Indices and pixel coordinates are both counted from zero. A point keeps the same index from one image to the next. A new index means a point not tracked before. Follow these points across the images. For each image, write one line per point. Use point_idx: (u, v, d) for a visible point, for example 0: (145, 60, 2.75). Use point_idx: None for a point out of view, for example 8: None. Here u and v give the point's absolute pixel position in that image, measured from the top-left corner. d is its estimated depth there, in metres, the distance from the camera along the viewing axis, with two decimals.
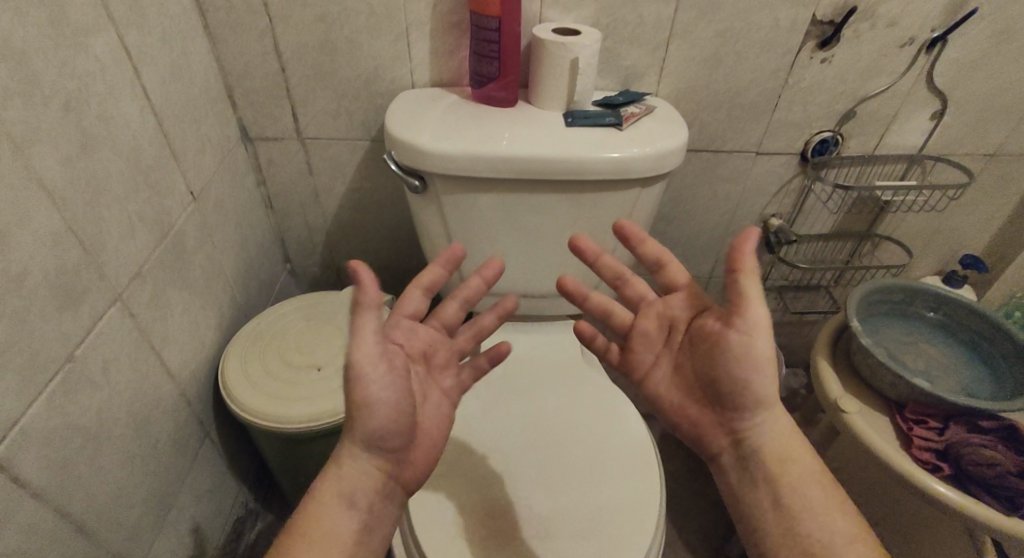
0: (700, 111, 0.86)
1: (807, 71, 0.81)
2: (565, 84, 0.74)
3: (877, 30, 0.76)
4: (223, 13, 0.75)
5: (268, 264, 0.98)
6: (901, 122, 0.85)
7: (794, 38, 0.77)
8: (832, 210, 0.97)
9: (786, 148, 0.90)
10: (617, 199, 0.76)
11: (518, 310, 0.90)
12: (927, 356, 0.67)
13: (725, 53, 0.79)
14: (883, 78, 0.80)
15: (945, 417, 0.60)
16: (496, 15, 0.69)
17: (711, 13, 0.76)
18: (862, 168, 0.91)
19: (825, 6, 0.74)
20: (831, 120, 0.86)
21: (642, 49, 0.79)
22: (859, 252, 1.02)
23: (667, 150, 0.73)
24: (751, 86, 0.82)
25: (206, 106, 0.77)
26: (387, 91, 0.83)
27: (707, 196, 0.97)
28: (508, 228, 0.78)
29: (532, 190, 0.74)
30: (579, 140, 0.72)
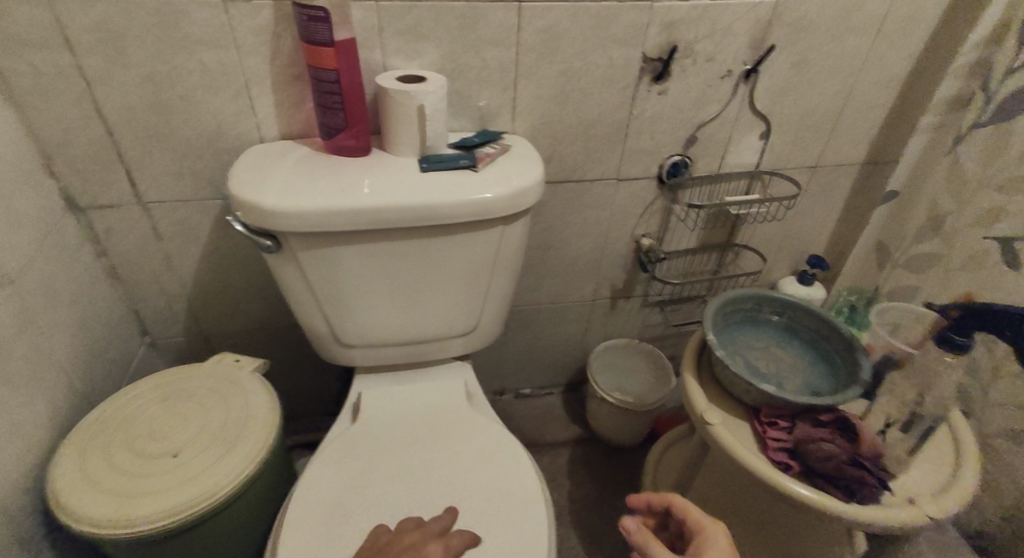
0: (557, 145, 0.89)
1: (647, 103, 0.86)
2: (416, 130, 0.73)
3: (700, 64, 0.83)
4: (26, 78, 0.68)
5: (119, 343, 0.89)
6: (737, 144, 0.93)
7: (629, 74, 0.83)
8: (694, 226, 1.04)
9: (643, 173, 0.95)
10: (481, 239, 0.77)
11: (402, 357, 0.87)
12: (776, 358, 0.73)
13: (570, 91, 0.83)
14: (713, 105, 0.88)
15: (793, 417, 0.65)
16: (332, 67, 0.67)
17: (550, 55, 0.79)
18: (712, 186, 0.98)
19: (651, 44, 0.80)
20: (677, 145, 0.92)
21: (491, 90, 0.81)
22: (724, 262, 1.10)
23: (524, 187, 0.74)
24: (599, 119, 0.87)
25: (14, 180, 0.69)
26: (233, 148, 0.79)
27: (579, 224, 1.00)
28: (376, 278, 0.77)
29: (394, 238, 0.73)
30: (434, 185, 0.72)
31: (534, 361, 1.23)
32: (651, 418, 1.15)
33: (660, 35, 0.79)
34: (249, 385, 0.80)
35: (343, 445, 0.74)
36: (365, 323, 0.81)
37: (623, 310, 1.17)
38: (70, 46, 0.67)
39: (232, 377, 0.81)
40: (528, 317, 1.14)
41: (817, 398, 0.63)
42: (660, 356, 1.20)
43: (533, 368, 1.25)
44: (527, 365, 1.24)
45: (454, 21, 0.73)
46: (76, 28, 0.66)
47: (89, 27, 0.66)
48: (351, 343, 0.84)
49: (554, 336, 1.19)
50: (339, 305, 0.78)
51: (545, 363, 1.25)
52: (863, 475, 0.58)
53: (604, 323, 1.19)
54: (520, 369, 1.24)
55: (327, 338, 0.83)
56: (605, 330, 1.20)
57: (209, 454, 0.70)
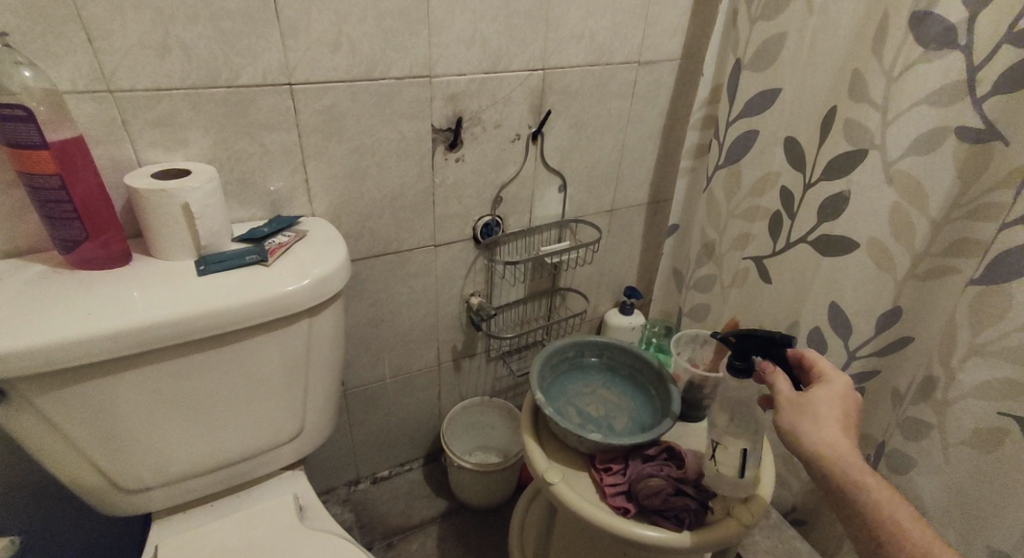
0: (365, 221, 0.86)
1: (447, 171, 0.88)
2: (185, 231, 0.65)
3: (489, 131, 0.86)
4: None
5: None
6: (540, 198, 0.99)
7: (424, 145, 0.83)
8: (519, 278, 1.07)
9: (458, 236, 0.96)
10: (283, 339, 0.69)
11: (213, 488, 0.74)
12: (603, 399, 0.76)
13: (366, 166, 0.81)
14: (511, 166, 0.92)
15: (625, 457, 0.68)
16: (52, 172, 0.56)
17: (336, 134, 0.76)
18: (526, 239, 1.03)
19: (438, 116, 0.81)
20: (486, 206, 0.95)
21: (279, 175, 0.76)
22: (554, 306, 1.15)
23: (324, 276, 0.69)
24: (403, 191, 0.86)
25: None
26: None
27: (404, 294, 0.97)
28: (158, 406, 0.64)
29: (171, 357, 0.62)
30: (214, 289, 0.63)
31: (387, 441, 1.15)
32: (515, 473, 1.13)
33: (445, 108, 0.81)
34: None
35: None
36: (154, 461, 0.67)
37: (468, 370, 1.15)
38: None
39: None
40: (371, 397, 1.06)
41: (640, 436, 0.67)
42: (512, 408, 1.19)
43: (387, 448, 1.17)
44: (380, 446, 1.15)
45: (217, 109, 0.67)
46: None
47: None
48: (140, 488, 0.69)
49: (404, 411, 1.13)
50: (114, 448, 0.64)
51: (400, 440, 1.17)
52: (685, 503, 0.62)
53: (453, 386, 1.16)
54: (374, 453, 1.15)
55: (105, 489, 0.67)
56: (456, 393, 1.17)
57: None
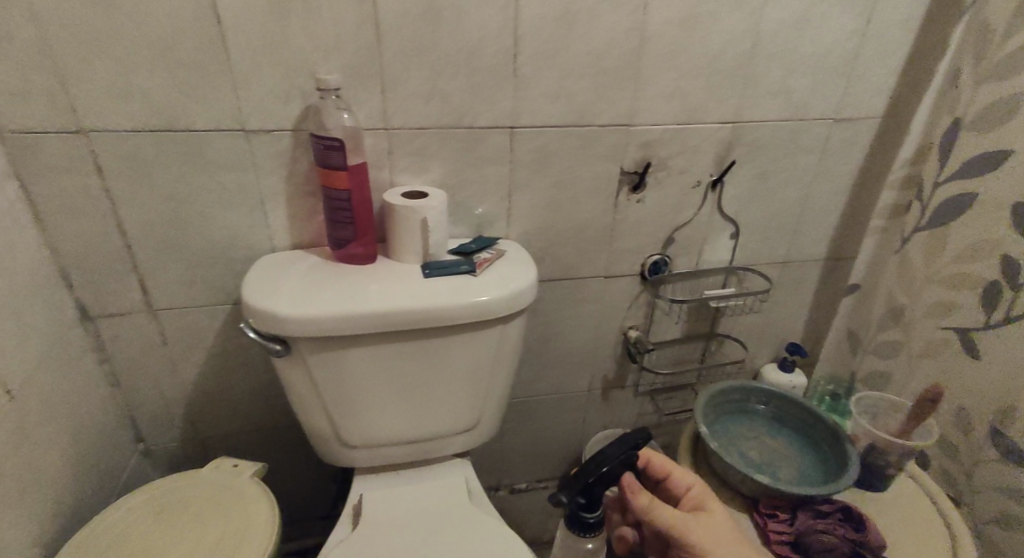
0: (549, 247, 0.96)
1: (629, 210, 0.95)
2: (419, 241, 0.80)
3: (674, 176, 0.93)
4: (56, 200, 0.73)
5: (110, 451, 0.87)
6: (712, 243, 1.02)
7: (612, 185, 0.92)
8: (679, 318, 1.09)
9: (628, 270, 1.02)
10: (480, 341, 0.80)
11: (401, 459, 0.87)
12: (768, 448, 0.76)
13: (559, 199, 0.92)
14: (688, 210, 0.97)
15: (794, 507, 0.67)
16: (345, 187, 0.74)
17: (541, 170, 0.88)
18: (692, 281, 1.05)
19: (630, 160, 0.90)
20: (658, 245, 1.00)
21: (489, 201, 0.89)
22: (710, 350, 1.15)
23: (519, 290, 0.79)
24: (586, 224, 0.95)
25: (33, 293, 0.72)
26: (246, 257, 0.84)
27: (570, 318, 1.05)
28: (380, 380, 0.78)
29: (398, 341, 0.76)
30: (436, 290, 0.76)
31: (530, 455, 1.23)
32: None
33: (637, 153, 0.90)
34: (249, 494, 0.79)
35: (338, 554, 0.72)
36: (367, 426, 0.82)
37: (615, 400, 1.19)
38: (102, 171, 0.72)
39: (233, 486, 0.80)
40: (524, 409, 1.15)
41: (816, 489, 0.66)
42: (655, 446, 1.20)
43: (529, 461, 1.24)
44: (524, 458, 1.23)
45: (455, 144, 0.83)
46: (110, 157, 0.72)
47: (118, 152, 0.72)
48: (352, 446, 0.84)
49: (550, 428, 1.20)
50: (343, 407, 0.80)
51: (542, 456, 1.24)
52: None
53: (598, 414, 1.21)
54: (517, 463, 1.23)
55: (329, 440, 0.83)
56: (600, 421, 1.22)
57: None
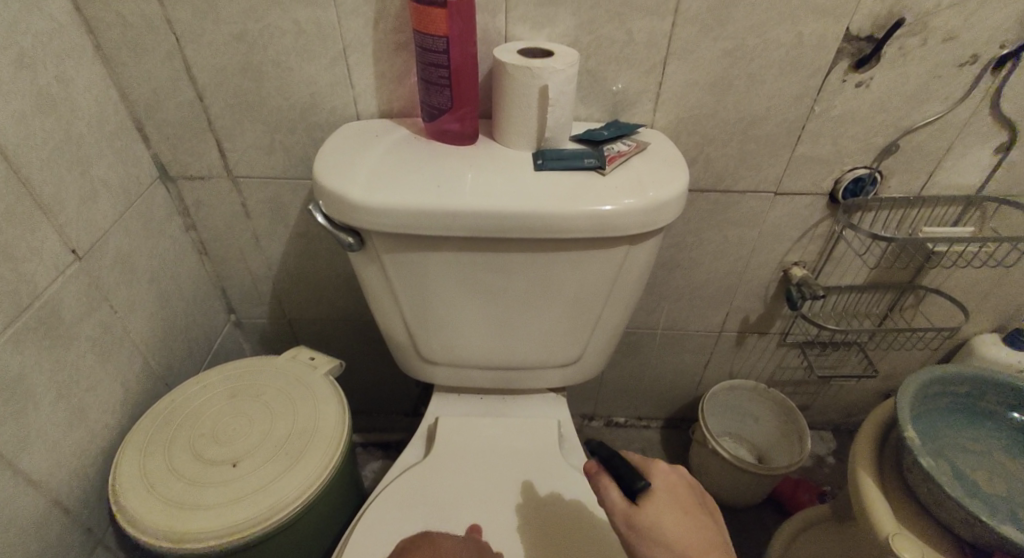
0: (706, 145, 0.71)
1: (837, 99, 0.65)
2: (534, 119, 0.59)
3: (927, 48, 0.61)
4: (119, 31, 0.61)
5: (202, 321, 0.85)
6: (956, 158, 0.70)
7: (823, 57, 0.62)
8: (869, 259, 0.81)
9: (812, 188, 0.74)
10: (600, 262, 0.61)
11: (487, 382, 0.75)
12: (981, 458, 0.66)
13: (736, 76, 0.64)
14: (934, 104, 0.65)
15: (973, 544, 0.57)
16: (442, 34, 0.54)
17: (717, 28, 0.61)
18: (904, 212, 0.75)
19: (862, 16, 0.59)
20: (868, 155, 0.70)
21: (633, 71, 0.65)
22: (900, 306, 0.86)
23: (660, 200, 0.57)
24: (766, 117, 0.68)
25: (102, 141, 0.63)
26: (328, 124, 0.70)
27: (715, 242, 0.81)
28: (467, 292, 0.64)
29: (491, 249, 0.59)
30: (549, 188, 0.57)
31: (633, 391, 1.07)
32: (774, 485, 0.94)
33: (878, 5, 0.58)
34: (320, 391, 0.72)
35: (410, 481, 0.64)
36: (451, 341, 0.69)
37: (751, 348, 0.97)
38: None
39: (304, 380, 0.73)
40: (636, 342, 0.97)
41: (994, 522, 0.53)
42: (792, 406, 0.97)
43: (631, 397, 1.09)
44: (625, 393, 1.08)
45: None
46: None
47: None
48: (433, 360, 0.72)
49: (662, 366, 1.01)
50: (425, 317, 0.67)
51: (647, 395, 1.08)
52: None
53: (725, 360, 0.99)
54: (616, 397, 1.09)
55: (407, 350, 0.72)
56: (726, 368, 1.01)
57: (270, 471, 0.62)
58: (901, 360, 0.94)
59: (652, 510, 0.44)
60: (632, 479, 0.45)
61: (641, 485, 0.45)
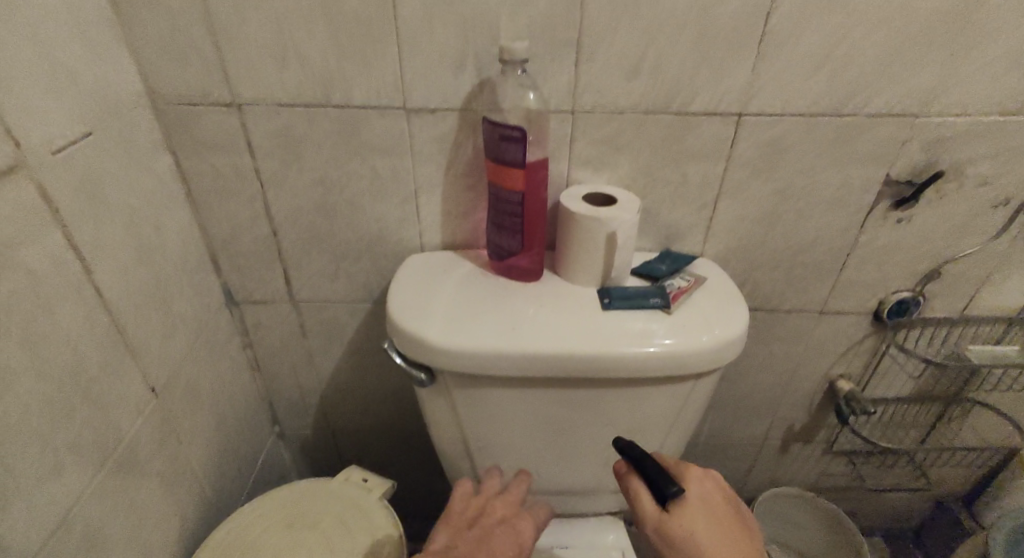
0: (754, 270, 0.74)
1: (880, 232, 0.69)
2: (599, 261, 0.62)
3: (964, 191, 0.65)
4: (208, 179, 0.66)
5: (250, 436, 0.85)
6: (995, 283, 0.72)
7: (866, 197, 0.66)
8: (915, 373, 0.82)
9: (857, 308, 0.77)
10: (666, 395, 0.62)
11: (543, 506, 0.74)
12: None
13: (783, 213, 0.68)
14: (973, 237, 0.69)
15: None
16: (518, 189, 0.58)
17: (767, 173, 0.65)
18: (949, 330, 0.77)
19: (902, 164, 0.64)
20: (910, 280, 0.73)
21: (686, 207, 0.69)
22: (948, 418, 0.86)
23: (727, 341, 0.59)
24: (812, 247, 0.71)
25: (183, 278, 0.66)
26: (392, 254, 0.73)
27: (762, 357, 0.83)
28: (534, 423, 0.64)
29: (563, 385, 0.60)
30: (620, 329, 0.59)
31: None
32: None
33: (917, 156, 0.63)
34: (377, 519, 0.70)
35: None
36: (512, 469, 0.69)
37: (797, 455, 0.96)
38: (253, 150, 0.64)
39: (360, 506, 0.72)
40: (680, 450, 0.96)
41: None
42: (841, 517, 0.94)
43: None
44: None
45: (657, 136, 0.63)
46: (261, 134, 0.63)
47: (270, 129, 0.62)
48: None
49: None
50: (488, 447, 0.67)
51: None
52: None
53: (770, 466, 0.98)
54: None
55: (465, 476, 0.72)
56: (771, 474, 0.99)
57: None
58: (951, 469, 0.93)
59: (685, 517, 0.46)
60: (662, 486, 0.47)
61: (672, 494, 0.46)
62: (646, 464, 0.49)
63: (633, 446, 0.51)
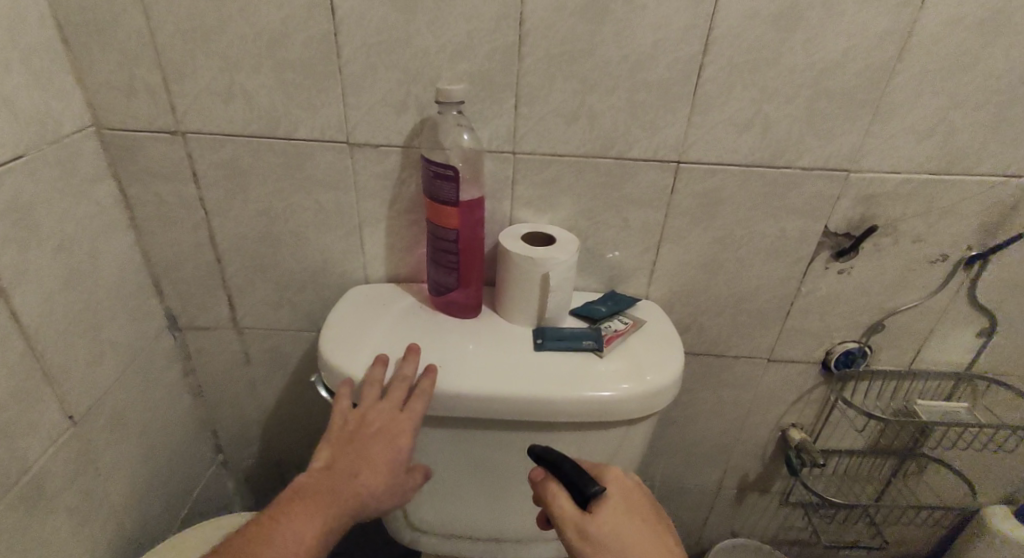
0: (700, 315, 0.74)
1: (822, 282, 0.69)
2: (535, 301, 0.62)
3: (902, 245, 0.65)
4: (152, 205, 0.66)
5: (186, 466, 0.83)
6: (940, 338, 0.72)
7: (805, 247, 0.67)
8: (866, 426, 0.80)
9: (804, 357, 0.76)
10: (598, 441, 0.61)
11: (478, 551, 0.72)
12: None
13: (725, 260, 0.69)
14: (914, 291, 0.69)
15: None
16: (453, 227, 0.58)
17: (707, 220, 0.66)
18: (897, 384, 0.76)
19: (839, 217, 0.64)
20: (855, 331, 0.73)
21: (629, 249, 0.69)
22: (903, 473, 0.84)
23: (659, 387, 0.58)
24: (755, 294, 0.71)
25: (118, 303, 0.66)
26: (337, 284, 0.73)
27: (711, 403, 0.82)
28: (465, 466, 0.63)
29: (492, 427, 0.59)
30: (550, 373, 0.58)
31: None
32: None
33: (853, 209, 0.64)
34: None
35: None
36: (444, 511, 0.67)
37: (753, 506, 0.93)
38: (197, 178, 0.64)
39: None
40: None
41: None
42: None
43: None
44: None
45: (597, 179, 0.64)
46: (206, 164, 0.63)
47: (215, 159, 0.63)
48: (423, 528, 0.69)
49: None
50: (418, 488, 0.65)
51: None
52: None
53: (726, 517, 0.95)
54: None
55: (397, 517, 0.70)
56: (727, 525, 0.96)
57: None
58: (910, 527, 0.90)
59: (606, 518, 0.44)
60: (583, 486, 0.44)
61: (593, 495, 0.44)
62: (566, 467, 0.46)
63: (550, 447, 0.49)
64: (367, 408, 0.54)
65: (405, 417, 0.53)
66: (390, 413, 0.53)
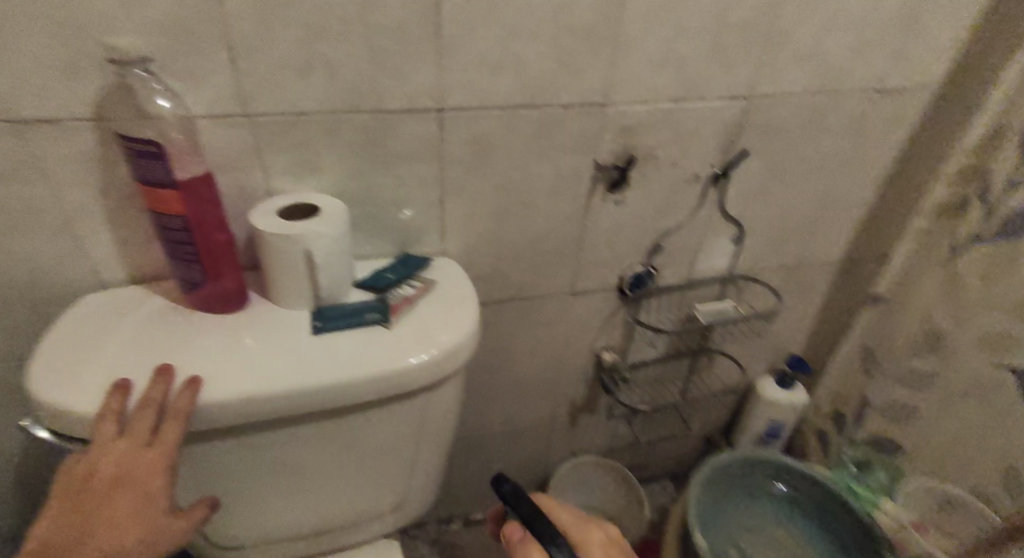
0: (499, 263, 0.73)
1: (602, 214, 0.72)
2: (305, 281, 0.56)
3: (662, 171, 0.70)
4: None
5: None
6: (707, 249, 0.81)
7: (581, 183, 0.69)
8: (662, 336, 0.89)
9: (601, 286, 0.81)
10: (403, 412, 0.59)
11: (307, 548, 0.68)
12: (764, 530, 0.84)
13: (510, 205, 0.68)
14: (680, 211, 0.75)
15: None
16: (178, 213, 0.49)
17: (483, 168, 0.64)
18: (681, 295, 0.85)
19: (605, 151, 0.66)
20: (639, 255, 0.79)
21: (411, 208, 0.65)
22: (697, 369, 0.96)
23: (453, 346, 0.56)
24: (545, 235, 0.72)
25: None
26: (62, 297, 0.59)
27: (528, 344, 0.84)
28: (260, 471, 0.57)
29: (277, 426, 0.53)
30: (331, 355, 0.53)
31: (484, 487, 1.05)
32: None
33: (615, 142, 0.66)
34: None
35: None
36: (253, 521, 0.61)
37: (585, 426, 1.01)
38: None
39: None
40: (475, 444, 0.96)
41: None
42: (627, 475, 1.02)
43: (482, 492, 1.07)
44: (475, 490, 1.06)
45: (356, 137, 0.58)
46: None
47: None
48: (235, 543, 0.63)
49: (507, 459, 1.01)
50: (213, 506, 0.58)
51: None
52: None
53: (564, 440, 1.02)
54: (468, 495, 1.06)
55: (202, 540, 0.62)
56: (566, 447, 1.04)
57: None
58: (710, 410, 1.05)
59: None
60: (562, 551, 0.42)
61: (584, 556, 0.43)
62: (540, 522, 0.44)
63: (521, 493, 0.47)
64: (102, 451, 0.45)
65: (154, 453, 0.46)
66: (135, 452, 0.45)
